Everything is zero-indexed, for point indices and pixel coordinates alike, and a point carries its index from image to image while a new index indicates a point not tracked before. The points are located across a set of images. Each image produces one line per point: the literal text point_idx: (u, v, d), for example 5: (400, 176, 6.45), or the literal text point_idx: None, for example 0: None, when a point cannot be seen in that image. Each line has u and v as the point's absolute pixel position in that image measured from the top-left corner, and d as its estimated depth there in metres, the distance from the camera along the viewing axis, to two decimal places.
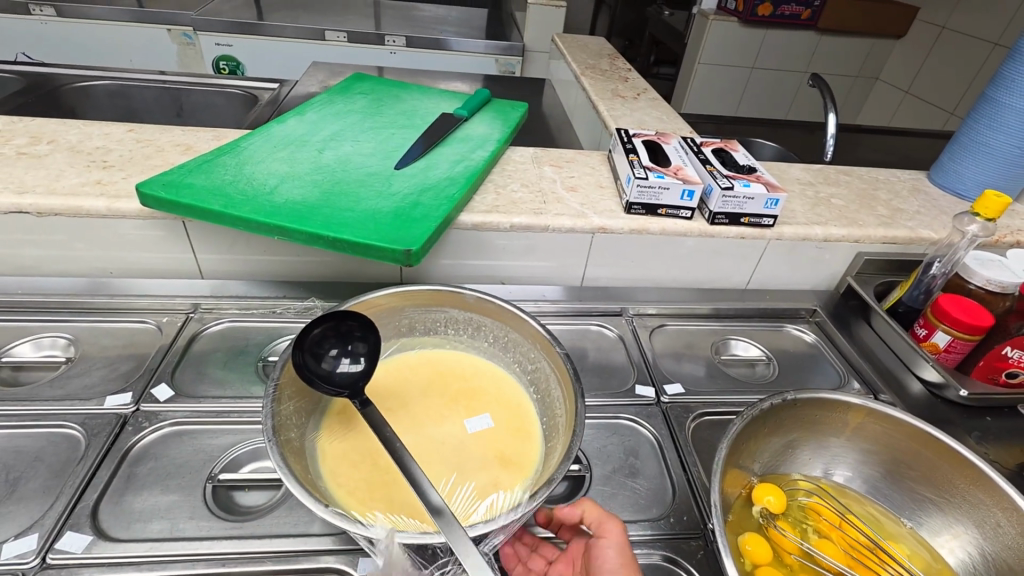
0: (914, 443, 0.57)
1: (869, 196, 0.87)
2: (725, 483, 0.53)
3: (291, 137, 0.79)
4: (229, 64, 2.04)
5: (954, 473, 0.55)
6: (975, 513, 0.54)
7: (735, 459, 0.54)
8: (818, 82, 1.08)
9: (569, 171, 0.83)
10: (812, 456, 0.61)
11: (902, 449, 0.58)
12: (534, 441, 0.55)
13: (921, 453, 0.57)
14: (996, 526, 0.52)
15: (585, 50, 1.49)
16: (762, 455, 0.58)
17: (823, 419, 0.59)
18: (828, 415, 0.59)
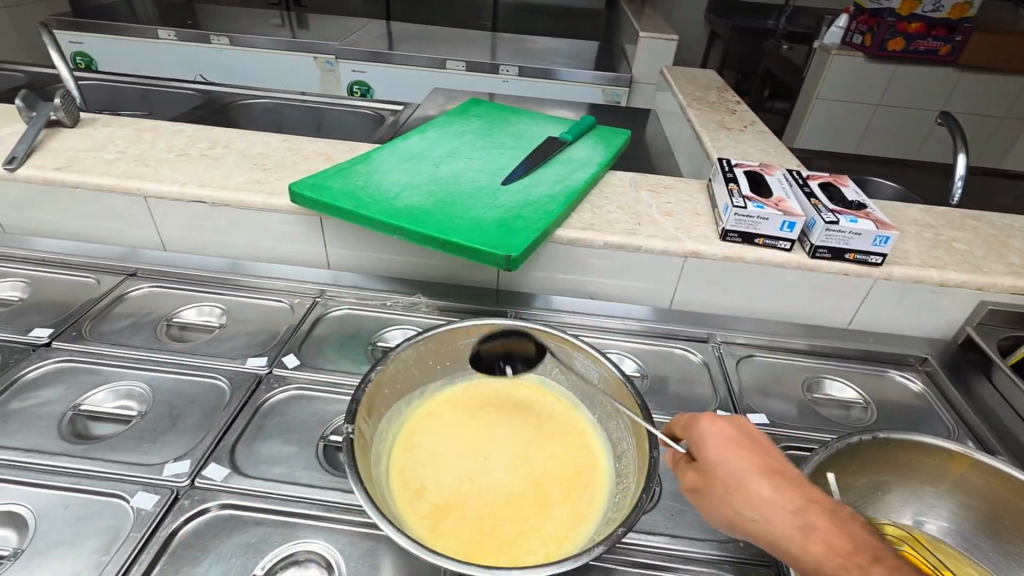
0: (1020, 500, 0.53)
1: (999, 243, 0.81)
2: None
3: (413, 152, 0.88)
4: (362, 89, 2.30)
5: None
6: None
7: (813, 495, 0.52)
8: (948, 121, 1.01)
9: (665, 197, 0.86)
10: (903, 503, 0.58)
11: (1011, 506, 0.54)
12: (520, 548, 0.46)
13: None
14: None
15: (693, 81, 1.50)
16: (847, 488, 0.56)
17: (919, 464, 0.56)
18: (925, 462, 0.56)
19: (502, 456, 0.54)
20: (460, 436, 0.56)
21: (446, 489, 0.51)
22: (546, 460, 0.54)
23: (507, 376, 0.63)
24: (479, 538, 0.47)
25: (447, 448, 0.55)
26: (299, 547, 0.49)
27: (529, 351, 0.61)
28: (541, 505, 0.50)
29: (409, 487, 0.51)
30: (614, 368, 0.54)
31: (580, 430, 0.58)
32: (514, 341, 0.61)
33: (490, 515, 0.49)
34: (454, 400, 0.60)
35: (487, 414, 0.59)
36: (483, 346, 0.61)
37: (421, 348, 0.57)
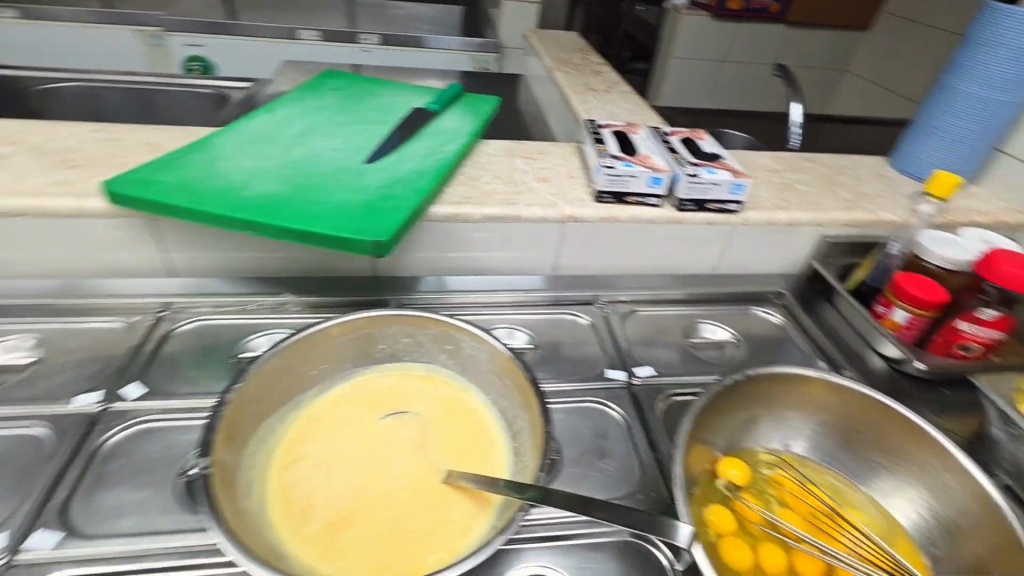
0: (866, 411, 0.59)
1: (831, 181, 0.90)
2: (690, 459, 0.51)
3: (261, 133, 0.78)
4: (200, 65, 2.04)
5: (905, 440, 0.57)
6: (926, 477, 0.56)
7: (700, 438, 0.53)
8: (784, 73, 1.09)
9: (540, 162, 0.84)
10: (772, 430, 0.61)
11: (859, 419, 0.59)
12: (423, 548, 0.43)
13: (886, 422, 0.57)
14: (946, 487, 0.54)
15: (557, 44, 1.50)
16: (725, 429, 0.58)
17: (784, 393, 0.60)
18: (789, 390, 0.60)
19: (397, 453, 0.50)
20: (350, 438, 0.51)
21: (335, 503, 0.46)
22: (446, 448, 0.51)
23: (393, 368, 0.58)
24: (380, 546, 0.43)
25: (336, 452, 0.49)
26: None
27: (413, 341, 0.58)
28: (442, 497, 0.47)
29: (296, 508, 0.45)
30: (503, 346, 0.53)
31: (475, 412, 0.55)
32: (394, 331, 0.56)
33: (389, 518, 0.45)
34: (336, 402, 0.54)
35: (376, 409, 0.54)
36: (361, 343, 0.56)
37: (287, 355, 0.51)
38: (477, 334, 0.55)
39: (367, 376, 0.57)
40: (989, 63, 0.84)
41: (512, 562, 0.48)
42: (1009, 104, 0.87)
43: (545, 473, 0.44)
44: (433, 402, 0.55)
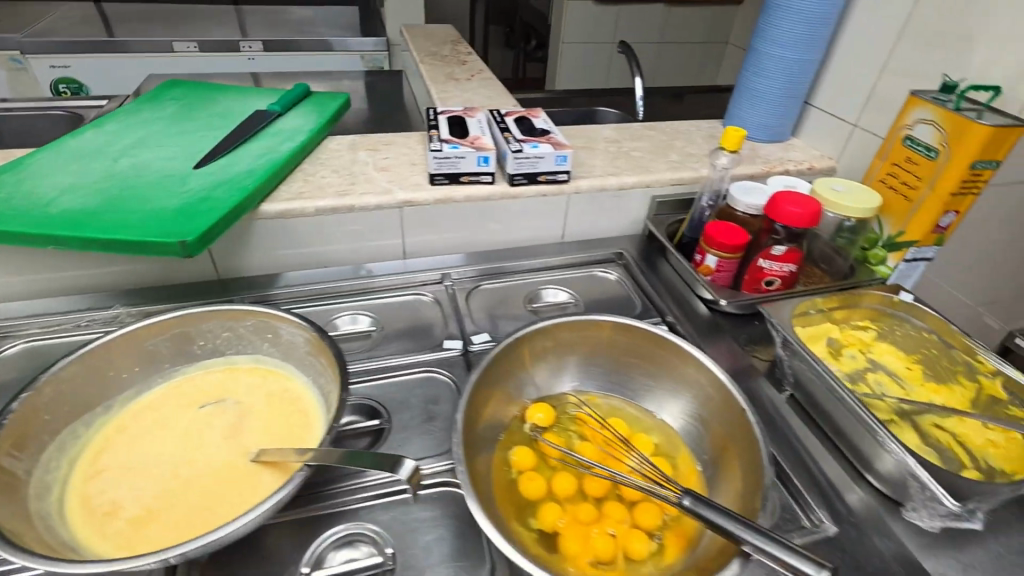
0: (647, 343, 0.59)
1: (665, 146, 0.97)
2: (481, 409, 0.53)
3: (86, 149, 0.77)
4: (71, 87, 1.95)
5: (680, 362, 0.58)
6: (698, 394, 0.57)
7: (490, 391, 0.55)
8: (626, 50, 1.14)
9: (383, 153, 0.87)
10: (570, 374, 0.62)
11: (643, 351, 0.60)
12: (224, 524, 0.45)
13: (665, 350, 0.59)
14: (710, 399, 0.56)
15: (430, 37, 1.53)
16: (516, 380, 0.59)
17: (574, 338, 0.61)
18: (578, 335, 0.61)
19: (210, 443, 0.52)
20: (164, 437, 0.52)
21: (140, 498, 0.47)
22: (261, 432, 0.53)
23: (217, 364, 0.60)
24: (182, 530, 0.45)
25: (148, 452, 0.51)
26: None
27: (233, 334, 0.59)
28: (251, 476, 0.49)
29: (99, 509, 0.46)
30: (313, 327, 0.56)
31: (297, 394, 0.57)
32: (211, 327, 0.58)
33: (194, 504, 0.47)
34: (154, 405, 0.55)
35: (194, 406, 0.55)
36: (179, 341, 0.58)
37: (88, 361, 0.51)
38: (291, 320, 0.58)
39: (188, 376, 0.58)
40: (783, 26, 0.91)
41: (328, 526, 0.51)
42: (810, 62, 0.94)
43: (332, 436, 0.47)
44: (255, 391, 0.57)
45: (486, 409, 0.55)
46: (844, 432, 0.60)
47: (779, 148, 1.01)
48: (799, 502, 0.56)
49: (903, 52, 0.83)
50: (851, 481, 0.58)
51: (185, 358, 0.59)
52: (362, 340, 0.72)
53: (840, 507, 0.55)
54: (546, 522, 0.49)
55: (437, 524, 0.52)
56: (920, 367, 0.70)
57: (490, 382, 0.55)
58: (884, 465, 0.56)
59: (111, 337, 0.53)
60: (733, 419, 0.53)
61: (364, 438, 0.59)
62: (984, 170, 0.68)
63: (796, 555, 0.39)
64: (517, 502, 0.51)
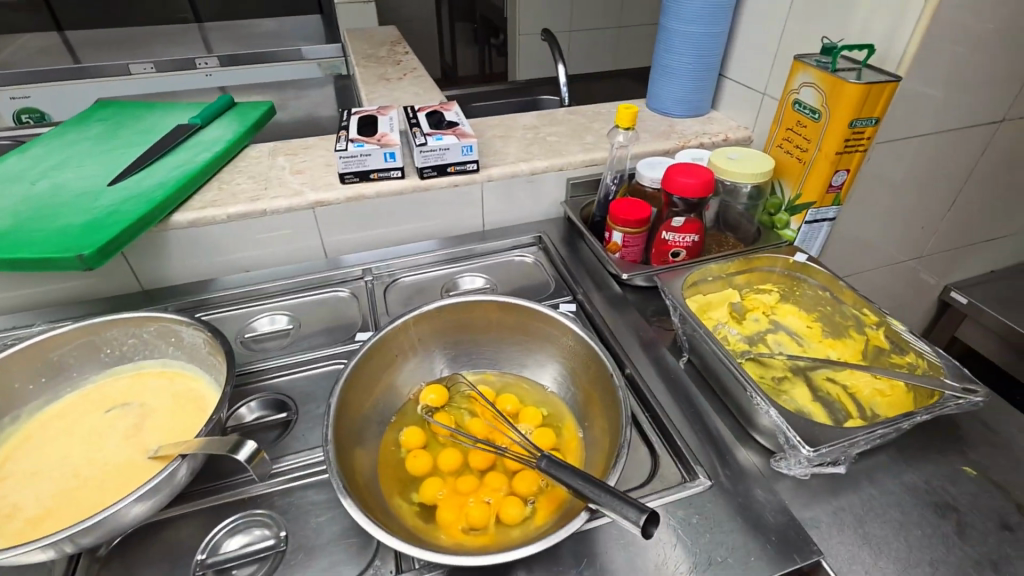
0: (530, 319, 0.62)
1: (583, 129, 0.99)
2: (363, 394, 0.56)
3: (7, 175, 0.80)
4: (33, 117, 1.98)
5: (561, 334, 0.60)
6: (580, 362, 0.59)
7: (376, 376, 0.58)
8: (549, 37, 1.16)
9: (301, 157, 0.89)
10: (469, 356, 0.65)
11: (529, 327, 0.63)
12: None
13: (547, 326, 0.61)
14: (588, 367, 0.58)
15: (370, 40, 1.55)
16: (406, 365, 0.62)
17: (463, 321, 0.63)
18: (467, 317, 0.63)
19: (111, 444, 0.54)
20: (67, 442, 0.55)
21: (37, 499, 0.50)
22: (160, 430, 0.56)
23: (126, 370, 0.62)
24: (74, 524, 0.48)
25: (51, 457, 0.54)
26: None
27: (138, 340, 0.62)
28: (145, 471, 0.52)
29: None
30: (206, 326, 0.59)
31: (199, 394, 0.60)
32: (115, 334, 0.61)
33: (89, 500, 0.50)
34: (62, 412, 0.58)
35: (100, 412, 0.58)
36: (85, 351, 0.61)
37: None
38: (188, 322, 0.60)
39: (97, 384, 0.61)
40: (685, 2, 0.93)
41: (226, 515, 0.53)
42: (717, 35, 0.95)
43: (211, 427, 0.50)
44: (159, 393, 0.60)
45: (372, 394, 0.57)
46: (730, 391, 0.61)
47: (699, 122, 1.03)
48: (683, 462, 0.57)
49: (797, 18, 0.85)
50: (739, 440, 0.59)
51: (95, 367, 0.62)
52: (279, 338, 0.75)
53: (726, 463, 0.56)
54: (425, 495, 0.51)
55: (329, 506, 0.54)
56: (819, 326, 0.72)
57: (376, 367, 0.58)
58: (763, 420, 0.57)
59: (14, 351, 0.56)
60: (604, 384, 0.55)
61: (272, 430, 0.62)
62: (864, 128, 0.70)
63: (625, 503, 0.40)
64: (402, 479, 0.54)
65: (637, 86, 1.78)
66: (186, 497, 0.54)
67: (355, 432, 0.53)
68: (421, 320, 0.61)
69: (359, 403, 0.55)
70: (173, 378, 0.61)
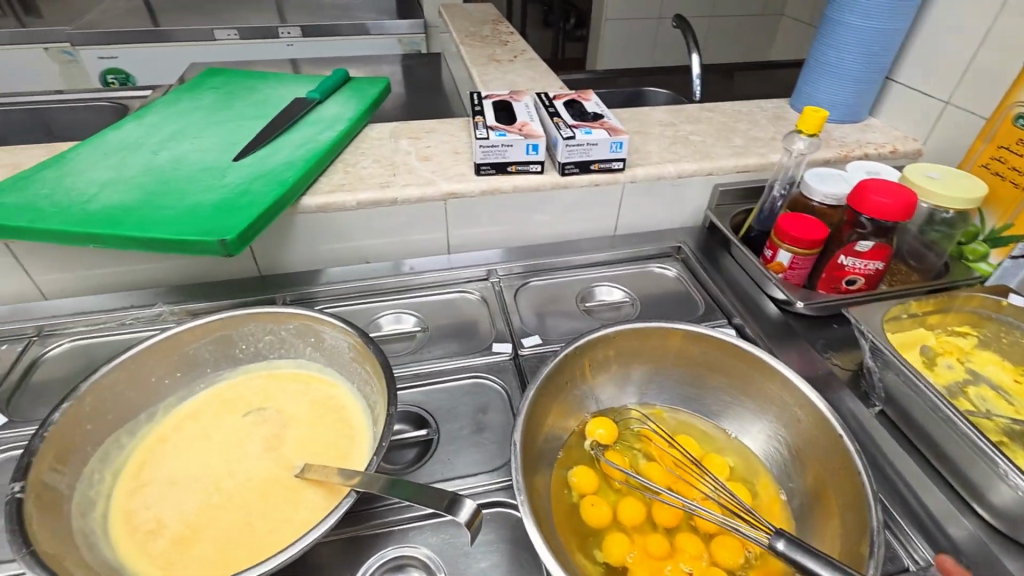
0: (725, 354, 0.54)
1: (726, 129, 0.89)
2: (540, 424, 0.49)
3: (126, 143, 0.76)
4: (119, 78, 1.98)
5: (757, 375, 0.53)
6: (782, 411, 0.52)
7: (550, 403, 0.51)
8: (681, 23, 1.06)
9: (426, 141, 0.83)
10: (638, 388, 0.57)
11: (719, 362, 0.55)
12: (265, 545, 0.42)
13: (747, 364, 0.53)
14: (797, 421, 0.50)
15: (469, 18, 1.47)
16: (577, 392, 0.54)
17: (642, 347, 0.56)
18: (648, 344, 0.56)
19: (254, 456, 0.49)
20: (206, 447, 0.50)
21: (182, 515, 0.45)
22: (304, 444, 0.50)
23: (259, 367, 0.57)
24: (223, 553, 0.42)
25: (190, 465, 0.49)
26: None
27: (276, 337, 0.56)
28: (294, 493, 0.46)
29: (142, 525, 0.44)
30: (356, 330, 0.52)
31: (341, 404, 0.54)
32: (254, 329, 0.55)
33: (236, 524, 0.44)
34: (196, 412, 0.53)
35: (237, 416, 0.53)
36: (219, 345, 0.55)
37: (131, 366, 0.49)
38: (336, 323, 0.54)
39: (230, 382, 0.56)
40: None
41: (374, 548, 0.48)
42: (894, 32, 0.84)
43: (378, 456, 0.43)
44: (299, 399, 0.55)
45: (546, 423, 0.50)
46: (948, 455, 0.52)
47: (857, 130, 0.92)
48: (900, 538, 0.49)
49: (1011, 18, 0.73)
50: (957, 513, 0.50)
51: (228, 362, 0.56)
52: (406, 341, 0.69)
53: (944, 542, 0.48)
54: (611, 554, 0.44)
55: (492, 549, 0.48)
56: None
57: (552, 393, 0.51)
58: (999, 496, 0.48)
59: (154, 341, 0.51)
60: (826, 444, 0.47)
61: (410, 449, 0.56)
62: None
63: None
64: (577, 527, 0.46)
65: (743, 83, 1.66)
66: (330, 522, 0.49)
67: (534, 463, 0.46)
68: (599, 344, 0.54)
69: (536, 434, 0.48)
70: (313, 383, 0.56)
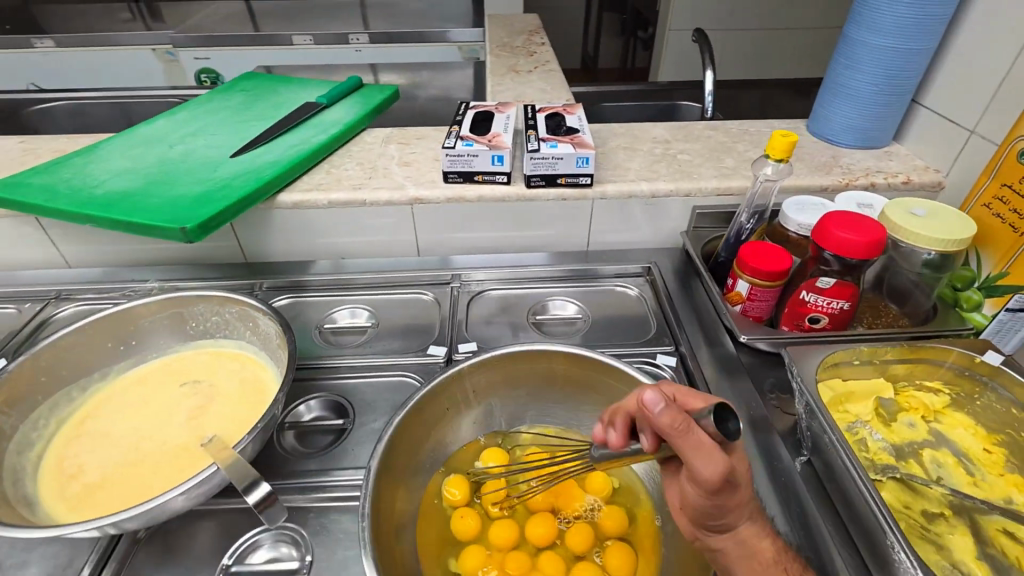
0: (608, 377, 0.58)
1: (722, 149, 0.86)
2: (415, 433, 0.55)
3: (153, 136, 0.86)
4: (210, 77, 2.22)
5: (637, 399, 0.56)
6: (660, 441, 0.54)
7: (431, 416, 0.56)
8: (700, 37, 1.02)
9: (413, 147, 0.86)
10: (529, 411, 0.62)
11: (602, 386, 0.59)
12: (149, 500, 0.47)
13: (637, 395, 0.56)
14: None
15: (510, 27, 1.50)
16: (465, 409, 0.60)
17: (531, 370, 0.60)
18: (537, 366, 0.60)
19: (174, 421, 0.55)
20: (140, 409, 0.57)
21: (99, 464, 0.51)
22: (218, 416, 0.55)
23: (206, 344, 0.64)
24: (116, 501, 0.48)
25: (122, 422, 0.56)
26: None
27: (221, 319, 0.62)
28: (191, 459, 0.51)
29: (65, 468, 0.51)
30: (279, 320, 0.56)
31: (263, 385, 0.59)
32: (203, 309, 0.62)
33: (135, 478, 0.50)
34: (144, 377, 0.60)
35: (174, 385, 0.59)
36: (172, 321, 0.62)
37: (88, 331, 0.57)
38: (268, 312, 0.59)
39: (180, 354, 0.63)
40: (880, 9, 0.74)
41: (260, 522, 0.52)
42: (921, 52, 0.75)
43: (258, 436, 0.47)
44: (231, 376, 0.60)
45: (427, 431, 0.56)
46: (854, 511, 0.49)
47: (874, 157, 0.84)
48: None
49: None
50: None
51: (181, 336, 0.63)
52: (357, 335, 0.73)
53: None
54: (463, 564, 0.49)
55: (362, 540, 0.50)
56: (1003, 453, 0.56)
57: (433, 409, 0.57)
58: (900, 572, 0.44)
59: (110, 312, 0.58)
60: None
61: (325, 436, 0.60)
62: None
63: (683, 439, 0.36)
64: (442, 537, 0.52)
65: (797, 100, 1.56)
66: (230, 492, 0.54)
67: (400, 470, 0.52)
68: (480, 367, 0.59)
69: (412, 446, 0.54)
70: (247, 364, 0.61)
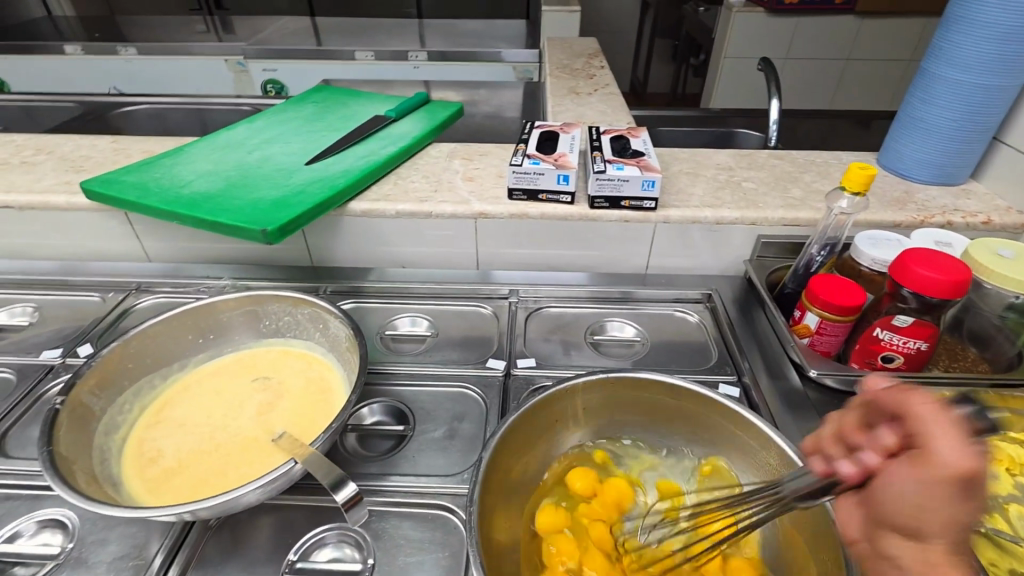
0: (722, 416, 0.57)
1: (788, 178, 0.84)
2: (516, 450, 0.55)
3: (232, 141, 0.91)
4: (275, 87, 2.32)
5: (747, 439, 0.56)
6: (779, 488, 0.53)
7: (533, 432, 0.57)
8: (766, 66, 1.02)
9: (476, 163, 0.88)
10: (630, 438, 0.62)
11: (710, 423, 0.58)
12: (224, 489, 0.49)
13: (747, 436, 0.56)
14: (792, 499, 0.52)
15: (569, 50, 1.52)
16: (568, 430, 0.60)
17: (637, 398, 0.60)
18: (647, 396, 0.60)
19: (247, 414, 0.57)
20: (215, 401, 0.59)
21: (177, 450, 0.54)
22: (289, 413, 0.57)
23: (277, 343, 0.66)
24: (192, 487, 0.50)
25: (199, 412, 0.58)
26: (27, 521, 0.52)
27: (293, 319, 0.64)
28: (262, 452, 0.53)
29: (147, 451, 0.54)
30: (353, 325, 0.58)
31: (330, 386, 0.60)
32: (277, 309, 0.64)
33: (210, 466, 0.52)
34: (219, 371, 0.63)
35: (247, 380, 0.62)
36: (248, 317, 0.65)
37: (172, 323, 0.60)
38: (340, 315, 0.60)
39: (252, 351, 0.65)
40: (961, 45, 0.72)
41: (323, 521, 0.53)
42: (1006, 89, 0.73)
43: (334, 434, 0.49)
44: (300, 375, 0.62)
45: (530, 449, 0.57)
46: None
47: (950, 194, 0.81)
48: None
49: None
50: None
51: (254, 333, 0.66)
52: (416, 343, 0.74)
53: None
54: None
55: (422, 547, 0.50)
56: None
57: (541, 422, 0.58)
58: None
59: (192, 306, 0.61)
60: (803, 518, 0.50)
61: (386, 440, 0.61)
62: None
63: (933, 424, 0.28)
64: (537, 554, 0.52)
65: (858, 131, 1.52)
66: (295, 489, 0.55)
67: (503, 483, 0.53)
68: (589, 387, 0.59)
69: (512, 460, 0.54)
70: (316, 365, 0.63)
